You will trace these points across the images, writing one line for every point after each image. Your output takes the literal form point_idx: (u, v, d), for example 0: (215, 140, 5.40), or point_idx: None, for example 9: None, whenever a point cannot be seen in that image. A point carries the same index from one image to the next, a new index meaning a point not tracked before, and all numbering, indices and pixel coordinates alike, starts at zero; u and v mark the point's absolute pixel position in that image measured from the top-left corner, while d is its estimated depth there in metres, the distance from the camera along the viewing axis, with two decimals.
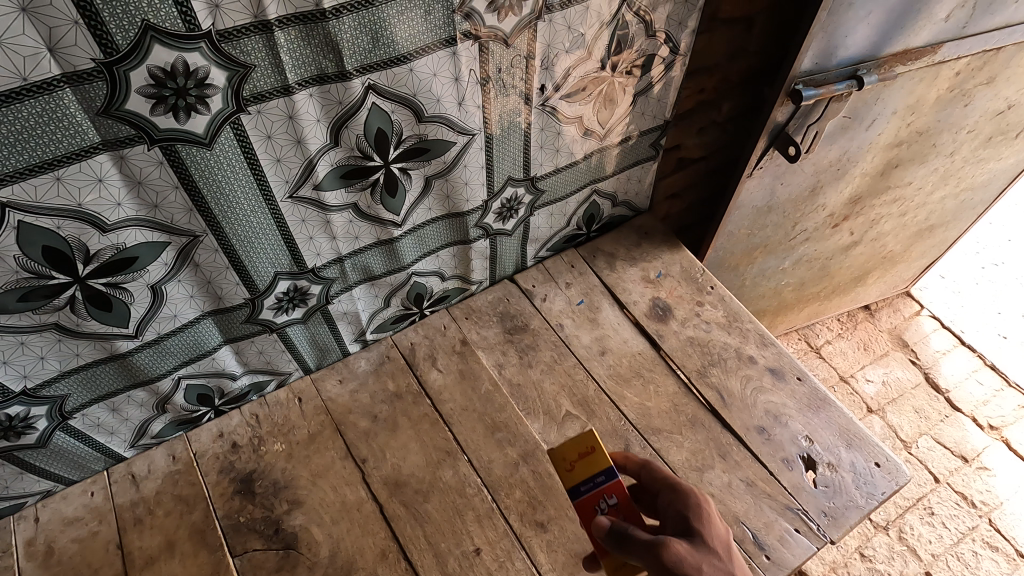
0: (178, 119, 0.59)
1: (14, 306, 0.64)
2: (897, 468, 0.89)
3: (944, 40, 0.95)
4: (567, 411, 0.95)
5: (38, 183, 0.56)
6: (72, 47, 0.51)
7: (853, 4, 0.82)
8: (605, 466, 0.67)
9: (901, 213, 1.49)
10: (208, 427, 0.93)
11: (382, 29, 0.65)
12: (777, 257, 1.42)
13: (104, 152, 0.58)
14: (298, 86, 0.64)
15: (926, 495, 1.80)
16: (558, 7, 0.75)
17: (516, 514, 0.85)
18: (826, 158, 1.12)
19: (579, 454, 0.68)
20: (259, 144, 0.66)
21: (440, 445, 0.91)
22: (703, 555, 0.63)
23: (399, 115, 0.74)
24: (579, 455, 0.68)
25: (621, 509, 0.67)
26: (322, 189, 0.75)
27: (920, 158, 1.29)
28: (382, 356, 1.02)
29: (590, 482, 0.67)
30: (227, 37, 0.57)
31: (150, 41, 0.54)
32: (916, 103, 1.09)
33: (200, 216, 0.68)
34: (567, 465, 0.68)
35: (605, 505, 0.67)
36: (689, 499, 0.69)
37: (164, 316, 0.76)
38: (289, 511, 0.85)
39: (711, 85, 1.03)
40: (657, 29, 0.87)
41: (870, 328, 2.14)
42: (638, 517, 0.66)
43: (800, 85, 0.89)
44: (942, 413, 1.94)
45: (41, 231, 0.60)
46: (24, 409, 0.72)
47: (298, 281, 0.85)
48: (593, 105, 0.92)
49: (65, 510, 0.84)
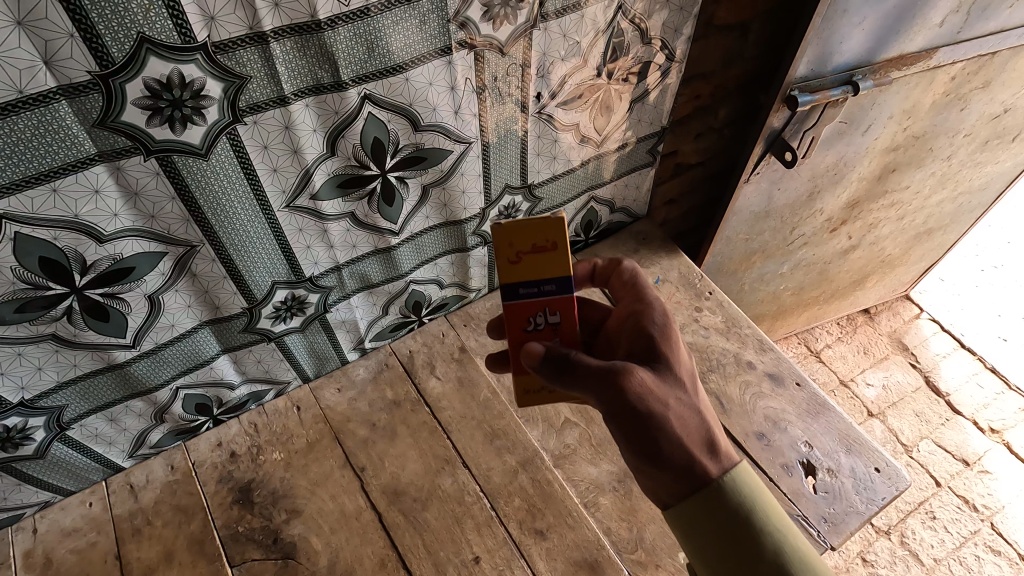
0: (174, 130, 0.60)
1: (11, 317, 0.64)
2: (898, 472, 0.88)
3: (939, 45, 0.96)
4: (566, 417, 0.95)
5: (35, 194, 0.57)
6: (68, 60, 0.51)
7: (848, 11, 0.83)
8: (558, 275, 0.61)
9: (899, 217, 1.50)
10: (206, 436, 0.93)
11: (377, 39, 0.65)
12: (776, 262, 1.42)
13: (100, 163, 0.58)
14: (294, 96, 0.64)
15: (928, 500, 1.79)
16: (553, 16, 0.76)
17: (515, 522, 0.84)
18: (823, 163, 1.12)
19: (531, 247, 0.60)
20: (255, 154, 0.66)
21: (439, 453, 0.91)
22: (665, 388, 0.60)
23: (395, 124, 0.74)
24: (530, 249, 0.60)
25: (557, 327, 0.63)
26: (319, 199, 0.75)
27: (917, 163, 1.29)
28: (381, 364, 1.02)
29: (534, 286, 0.61)
30: (223, 49, 0.57)
31: (146, 53, 0.54)
32: (913, 107, 1.09)
33: (197, 226, 0.68)
34: (514, 255, 0.60)
35: (542, 320, 0.63)
36: (655, 318, 0.66)
37: (162, 326, 0.76)
38: (287, 520, 0.84)
39: (708, 91, 1.03)
40: (653, 37, 0.88)
41: (870, 331, 2.15)
42: (572, 338, 0.63)
43: (796, 91, 0.89)
44: (942, 417, 1.94)
45: (38, 243, 0.60)
46: (22, 420, 0.72)
47: (295, 290, 0.85)
48: (589, 112, 0.92)
49: (63, 521, 0.84)
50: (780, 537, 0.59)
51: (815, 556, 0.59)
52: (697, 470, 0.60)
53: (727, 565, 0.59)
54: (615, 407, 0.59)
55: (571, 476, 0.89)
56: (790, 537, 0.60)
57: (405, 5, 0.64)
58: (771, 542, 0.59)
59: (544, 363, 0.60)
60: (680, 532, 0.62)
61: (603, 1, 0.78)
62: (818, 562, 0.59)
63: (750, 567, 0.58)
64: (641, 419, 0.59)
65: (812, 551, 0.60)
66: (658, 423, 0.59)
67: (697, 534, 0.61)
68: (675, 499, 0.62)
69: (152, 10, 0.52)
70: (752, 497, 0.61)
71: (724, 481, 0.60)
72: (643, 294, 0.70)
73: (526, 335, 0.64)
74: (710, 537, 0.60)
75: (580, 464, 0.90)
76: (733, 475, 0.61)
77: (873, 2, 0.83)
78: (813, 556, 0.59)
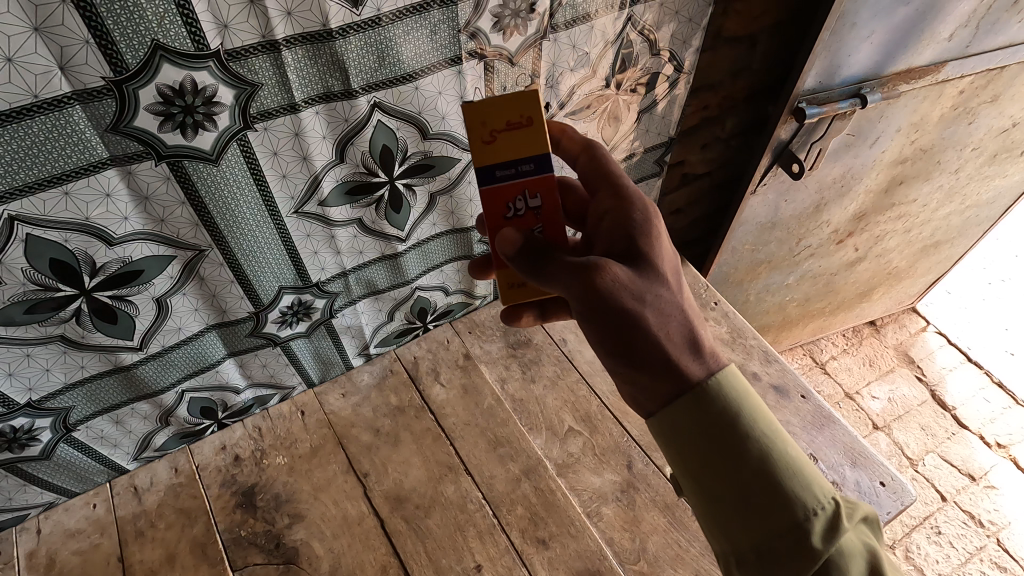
0: (186, 136, 0.60)
1: (20, 319, 0.64)
2: (903, 487, 0.87)
3: (948, 59, 0.96)
4: (570, 426, 0.95)
5: (47, 197, 0.57)
6: (83, 66, 0.52)
7: (856, 24, 0.83)
8: (537, 154, 0.57)
9: (906, 229, 1.49)
10: (211, 439, 0.93)
11: (387, 48, 0.65)
12: (782, 273, 1.42)
13: (112, 167, 0.58)
14: (304, 104, 0.65)
15: (933, 514, 1.78)
16: (563, 27, 0.76)
17: (517, 531, 0.84)
18: (830, 175, 1.12)
19: (506, 125, 0.56)
20: (265, 160, 0.67)
21: (442, 460, 0.91)
22: (645, 283, 0.58)
23: (404, 132, 0.75)
24: (505, 127, 0.56)
25: (539, 212, 0.60)
26: (327, 205, 0.76)
27: (925, 175, 1.29)
28: (385, 370, 1.02)
29: (510, 169, 0.58)
30: (235, 57, 0.58)
31: (159, 60, 0.54)
32: (921, 120, 1.09)
33: (206, 230, 0.69)
34: (487, 134, 0.56)
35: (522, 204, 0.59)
36: (634, 216, 0.62)
37: (169, 329, 0.76)
38: (290, 525, 0.84)
39: (715, 102, 1.03)
40: (662, 48, 0.88)
41: (875, 344, 2.14)
42: (554, 221, 0.60)
43: (803, 103, 0.90)
44: (948, 431, 1.93)
45: (49, 245, 0.60)
46: (29, 421, 0.73)
47: (302, 295, 0.85)
48: (597, 122, 0.92)
49: (67, 523, 0.84)
50: (766, 440, 0.57)
51: (804, 459, 0.57)
52: (677, 370, 0.58)
53: (710, 467, 0.57)
54: (589, 302, 0.56)
55: (574, 485, 0.89)
56: (778, 441, 0.57)
57: (416, 14, 0.65)
58: (757, 446, 0.57)
59: (521, 254, 0.58)
60: (661, 440, 0.61)
61: (613, 13, 0.79)
62: (807, 467, 0.56)
63: (733, 472, 0.56)
64: (614, 313, 0.57)
65: (802, 456, 0.57)
66: (635, 321, 0.57)
67: (680, 439, 0.59)
68: (656, 407, 0.60)
69: (167, 17, 0.53)
70: (733, 401, 0.58)
71: (708, 383, 0.58)
72: (620, 185, 0.65)
73: (505, 223, 0.60)
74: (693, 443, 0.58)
75: (584, 474, 0.90)
76: (716, 378, 0.59)
77: (882, 16, 0.83)
78: (802, 459, 0.57)
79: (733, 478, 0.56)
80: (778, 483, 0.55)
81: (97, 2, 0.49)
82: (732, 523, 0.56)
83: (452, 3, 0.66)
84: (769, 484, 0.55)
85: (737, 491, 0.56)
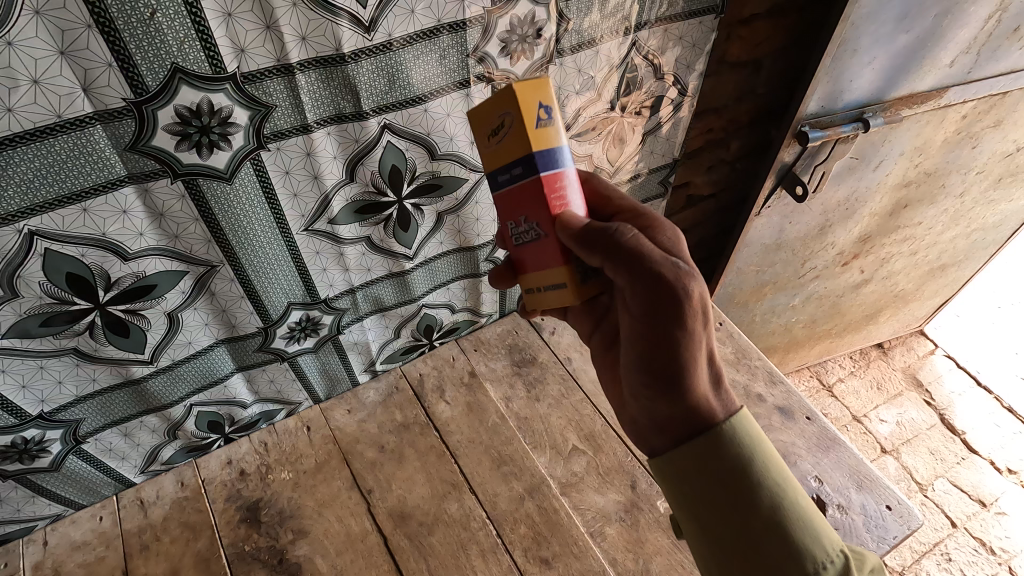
0: (201, 155, 0.62)
1: (36, 331, 0.65)
2: (910, 511, 0.87)
3: (949, 85, 0.97)
4: (574, 445, 0.95)
5: (66, 213, 0.59)
6: (105, 88, 0.54)
7: (858, 50, 0.84)
8: None
9: (912, 252, 1.49)
10: (217, 454, 0.94)
11: (399, 72, 0.67)
12: (787, 294, 1.42)
13: (129, 185, 0.60)
14: (317, 125, 0.67)
15: (943, 541, 1.75)
16: (569, 52, 0.78)
17: (521, 550, 0.84)
18: (834, 198, 1.13)
19: None
20: (277, 179, 0.69)
21: (446, 477, 0.91)
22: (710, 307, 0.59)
23: (413, 153, 0.76)
24: None
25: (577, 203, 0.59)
26: (337, 223, 0.77)
27: (930, 199, 1.29)
28: (391, 387, 1.03)
29: None
30: (251, 79, 0.60)
31: (178, 82, 0.56)
32: (924, 144, 1.10)
33: (218, 246, 0.70)
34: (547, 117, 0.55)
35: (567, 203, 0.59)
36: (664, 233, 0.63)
37: (179, 343, 0.78)
38: (293, 541, 0.85)
39: (719, 124, 1.05)
40: (666, 72, 0.90)
41: (883, 366, 2.12)
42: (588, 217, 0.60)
43: (806, 127, 0.91)
44: (958, 455, 1.90)
45: (66, 260, 0.62)
46: (40, 433, 0.74)
47: (310, 311, 0.86)
48: (603, 144, 0.94)
49: (73, 535, 0.85)
50: (778, 489, 0.58)
51: (815, 514, 0.58)
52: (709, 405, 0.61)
53: (721, 509, 0.58)
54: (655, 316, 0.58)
55: (577, 504, 0.89)
56: (789, 493, 0.58)
57: (426, 39, 0.67)
58: (768, 494, 0.58)
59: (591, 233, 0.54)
60: (670, 481, 0.62)
61: (618, 38, 0.81)
62: (816, 518, 0.58)
63: (744, 518, 0.57)
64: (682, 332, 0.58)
65: (813, 509, 0.59)
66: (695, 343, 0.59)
67: (694, 477, 0.60)
68: (675, 445, 0.62)
69: (187, 41, 0.55)
70: (752, 445, 0.60)
71: (727, 425, 0.60)
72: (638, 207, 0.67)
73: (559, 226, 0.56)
74: (702, 482, 0.59)
75: (587, 493, 0.90)
76: (731, 423, 0.60)
77: (883, 42, 0.85)
78: (811, 514, 0.57)
79: (742, 523, 0.57)
80: (787, 534, 0.56)
81: (120, 28, 0.51)
82: (737, 570, 0.56)
83: (462, 28, 0.68)
84: (779, 534, 0.56)
85: (746, 537, 0.57)
